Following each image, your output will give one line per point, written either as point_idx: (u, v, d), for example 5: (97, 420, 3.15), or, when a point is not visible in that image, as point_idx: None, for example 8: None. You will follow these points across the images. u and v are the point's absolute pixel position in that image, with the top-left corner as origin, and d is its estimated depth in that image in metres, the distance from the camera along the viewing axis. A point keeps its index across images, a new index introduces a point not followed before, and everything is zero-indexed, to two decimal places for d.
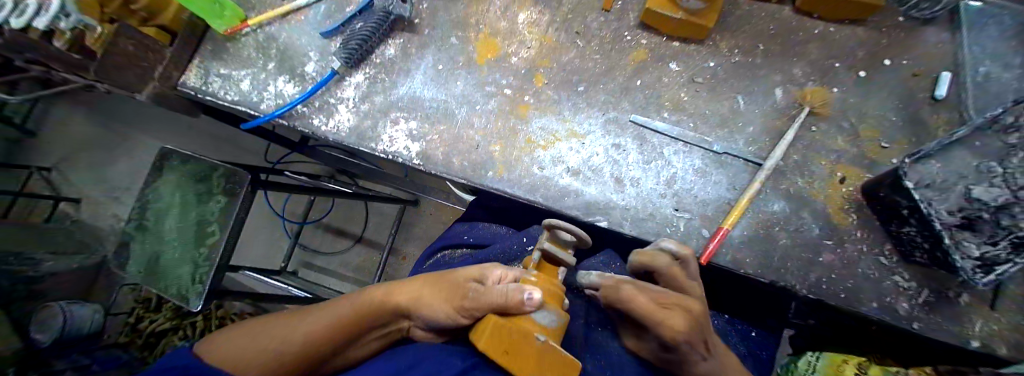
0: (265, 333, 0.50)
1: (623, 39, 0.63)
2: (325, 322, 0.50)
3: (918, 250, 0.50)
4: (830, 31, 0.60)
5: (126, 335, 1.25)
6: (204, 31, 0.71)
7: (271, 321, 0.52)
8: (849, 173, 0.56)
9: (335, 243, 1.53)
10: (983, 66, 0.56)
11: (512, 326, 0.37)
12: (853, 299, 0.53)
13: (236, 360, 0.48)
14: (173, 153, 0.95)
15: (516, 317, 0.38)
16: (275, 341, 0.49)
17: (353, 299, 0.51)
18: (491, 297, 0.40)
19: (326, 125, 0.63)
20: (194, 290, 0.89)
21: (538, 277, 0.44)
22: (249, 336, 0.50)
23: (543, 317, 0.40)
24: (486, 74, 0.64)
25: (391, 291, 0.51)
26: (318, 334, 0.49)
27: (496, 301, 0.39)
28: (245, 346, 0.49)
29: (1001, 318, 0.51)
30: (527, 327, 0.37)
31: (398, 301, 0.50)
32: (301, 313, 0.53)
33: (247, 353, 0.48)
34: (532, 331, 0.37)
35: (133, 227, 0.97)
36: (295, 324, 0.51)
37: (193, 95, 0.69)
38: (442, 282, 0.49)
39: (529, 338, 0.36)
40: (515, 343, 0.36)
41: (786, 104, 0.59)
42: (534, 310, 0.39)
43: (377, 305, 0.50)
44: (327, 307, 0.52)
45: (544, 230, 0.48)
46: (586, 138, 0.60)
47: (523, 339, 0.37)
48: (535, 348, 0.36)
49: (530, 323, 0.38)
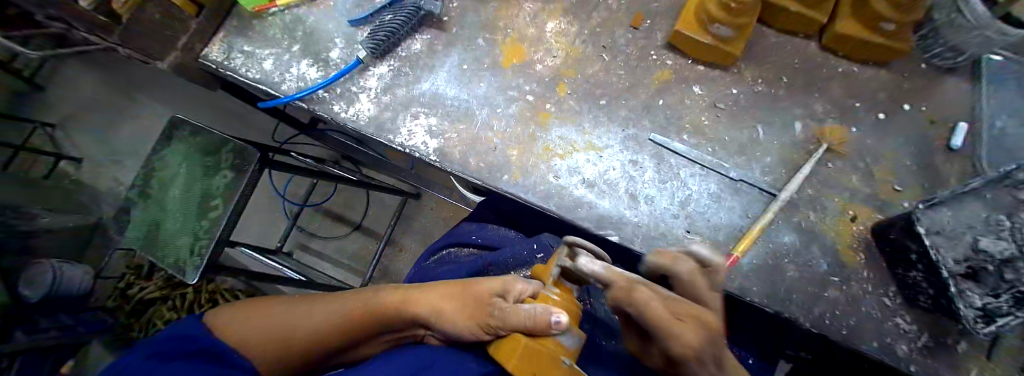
0: (279, 313, 0.50)
1: (648, 57, 0.63)
2: (338, 318, 0.49)
3: (922, 294, 0.51)
4: (854, 69, 0.61)
5: (115, 300, 1.23)
6: (232, 7, 0.71)
7: (287, 300, 0.52)
8: (861, 212, 0.57)
9: (334, 228, 1.53)
10: (1000, 121, 0.57)
11: (540, 350, 0.38)
12: (855, 337, 0.53)
13: (248, 336, 0.48)
14: (185, 123, 0.95)
15: (543, 338, 0.39)
16: (286, 326, 0.49)
17: (369, 298, 0.50)
18: (518, 313, 0.40)
19: (346, 113, 0.63)
20: (191, 262, 0.88)
21: (559, 295, 0.44)
22: (263, 312, 0.50)
23: (568, 340, 0.40)
24: (510, 79, 0.64)
25: (409, 298, 0.50)
26: (329, 329, 0.49)
27: (519, 322, 0.39)
28: (254, 326, 0.49)
29: (997, 370, 0.51)
30: (554, 351, 0.38)
31: (414, 311, 0.49)
32: (317, 298, 0.52)
33: (258, 331, 0.49)
34: (559, 356, 0.38)
35: (136, 193, 0.97)
36: (305, 313, 0.50)
37: (215, 68, 0.69)
38: (463, 296, 0.48)
39: (555, 362, 0.38)
40: (542, 367, 0.38)
41: (804, 138, 0.59)
42: (560, 333, 0.39)
43: (393, 310, 0.49)
44: (339, 300, 0.51)
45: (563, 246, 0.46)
46: (604, 151, 0.60)
47: (549, 363, 0.38)
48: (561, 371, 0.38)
49: (557, 346, 0.39)
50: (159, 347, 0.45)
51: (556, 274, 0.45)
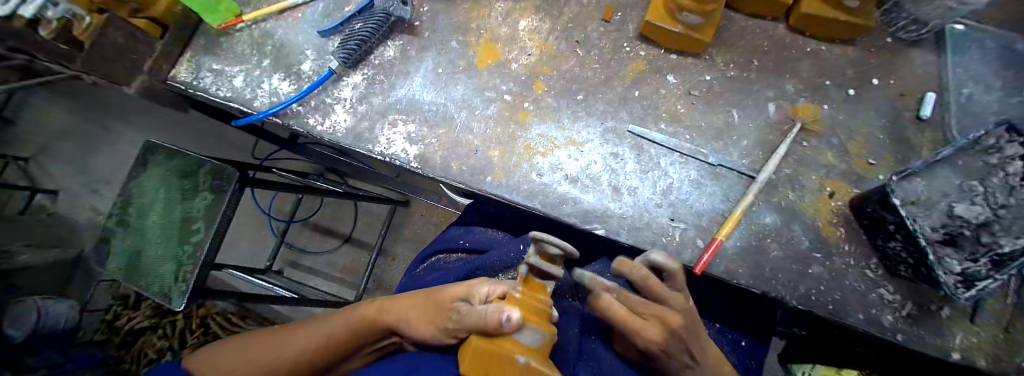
0: (261, 347, 0.50)
1: (622, 50, 0.64)
2: (314, 341, 0.49)
3: (902, 264, 0.52)
4: (821, 48, 0.62)
5: (102, 333, 1.21)
6: (196, 25, 0.69)
7: (269, 332, 0.52)
8: (838, 188, 0.58)
9: (323, 242, 1.51)
10: (966, 89, 0.59)
11: (490, 350, 0.35)
12: (841, 311, 0.54)
13: (231, 372, 0.48)
14: (160, 147, 0.93)
15: (497, 338, 0.36)
16: (267, 358, 0.48)
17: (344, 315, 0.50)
18: (473, 313, 0.39)
19: (322, 125, 0.62)
20: (176, 288, 0.86)
21: (523, 293, 0.41)
22: (246, 347, 0.50)
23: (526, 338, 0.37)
24: (486, 79, 0.64)
25: (382, 308, 0.50)
26: (307, 354, 0.48)
27: (473, 322, 0.38)
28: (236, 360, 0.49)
29: (980, 331, 0.53)
30: (505, 348, 0.35)
31: (387, 320, 0.49)
32: (295, 326, 0.52)
33: (241, 367, 0.48)
34: (512, 353, 0.34)
35: (114, 222, 0.94)
36: (285, 339, 0.50)
37: (184, 89, 0.67)
38: (429, 300, 0.48)
39: (508, 360, 0.34)
40: (493, 365, 0.34)
41: (779, 119, 0.60)
42: (516, 330, 0.37)
43: (368, 322, 0.49)
44: (319, 321, 0.51)
45: (531, 243, 0.45)
46: (585, 146, 0.60)
47: (501, 361, 0.34)
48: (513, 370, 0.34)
49: (509, 346, 0.35)
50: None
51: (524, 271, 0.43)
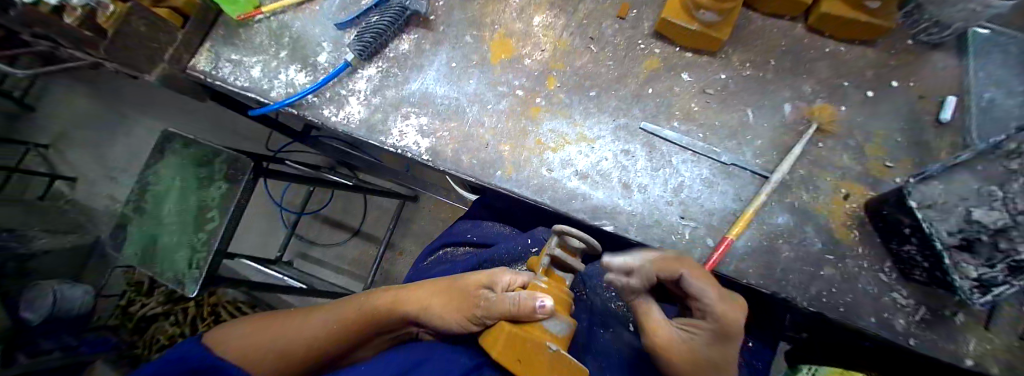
0: (282, 328, 0.51)
1: (636, 47, 0.63)
2: (333, 327, 0.49)
3: (918, 268, 0.51)
4: (840, 49, 0.61)
5: (116, 318, 1.22)
6: (216, 16, 0.71)
7: (288, 313, 0.53)
8: (854, 190, 0.57)
9: (332, 235, 1.52)
10: (989, 92, 0.57)
11: (524, 337, 0.36)
12: (852, 314, 0.53)
13: (250, 353, 0.49)
14: (177, 136, 0.94)
15: (527, 325, 0.38)
16: (286, 340, 0.49)
17: (361, 304, 0.50)
18: (501, 299, 0.40)
19: (336, 116, 0.63)
20: (189, 275, 0.88)
21: (548, 284, 0.43)
22: (264, 326, 0.51)
23: (554, 326, 0.38)
24: (500, 74, 0.64)
25: (402, 300, 0.50)
26: (327, 338, 0.49)
27: (501, 308, 0.39)
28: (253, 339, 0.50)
29: (996, 339, 0.52)
30: (537, 336, 0.36)
31: (405, 312, 0.49)
32: (313, 309, 0.52)
33: (261, 347, 0.50)
34: (544, 340, 0.36)
35: (131, 208, 0.96)
36: (303, 320, 0.51)
37: (203, 78, 0.69)
38: (448, 291, 0.48)
39: (539, 346, 0.36)
40: (526, 351, 0.36)
41: (794, 119, 0.59)
42: (546, 318, 0.38)
43: (386, 314, 0.49)
44: (336, 306, 0.52)
45: (554, 235, 0.45)
46: (596, 142, 0.60)
47: (534, 348, 0.36)
48: (542, 357, 0.35)
49: (540, 334, 0.37)
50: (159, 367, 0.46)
51: (547, 262, 0.45)
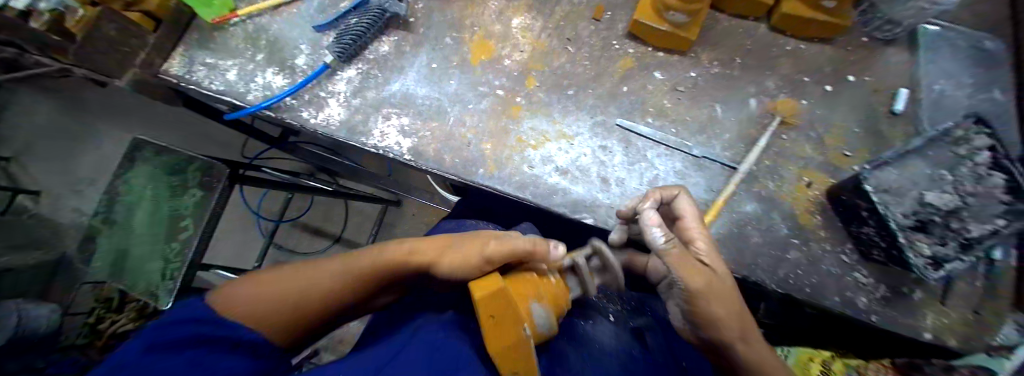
0: (278, 284, 0.48)
1: (612, 47, 0.66)
2: (345, 278, 0.48)
3: (875, 248, 0.54)
4: (800, 47, 0.65)
5: (85, 337, 1.08)
6: (190, 19, 0.70)
7: (277, 273, 0.49)
8: (816, 179, 0.60)
9: (314, 242, 1.49)
10: (937, 86, 0.62)
11: (511, 304, 0.38)
12: (818, 294, 0.56)
13: (250, 310, 0.45)
14: (150, 144, 0.92)
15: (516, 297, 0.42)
16: (292, 292, 0.47)
17: (371, 255, 0.49)
18: (510, 248, 0.45)
19: (315, 118, 0.63)
20: (164, 287, 0.86)
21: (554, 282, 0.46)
22: (256, 286, 0.47)
23: (533, 315, 0.42)
24: (480, 75, 0.65)
25: (415, 251, 0.49)
26: (337, 289, 0.48)
27: (503, 257, 0.44)
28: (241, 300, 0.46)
29: (950, 313, 0.56)
30: (519, 314, 0.38)
31: (420, 263, 0.49)
32: (314, 263, 0.50)
33: (257, 305, 0.45)
34: (523, 322, 0.38)
35: (100, 219, 0.93)
36: (307, 274, 0.49)
37: (177, 83, 0.67)
38: (463, 242, 0.48)
39: (517, 322, 0.38)
40: (504, 315, 0.37)
41: (759, 114, 0.63)
42: (534, 303, 0.43)
43: (400, 264, 0.49)
44: (343, 258, 0.51)
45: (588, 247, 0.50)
46: (575, 139, 0.62)
47: (511, 318, 0.38)
48: (514, 332, 0.38)
49: (519, 311, 0.39)
50: (151, 336, 0.40)
51: (566, 264, 0.49)
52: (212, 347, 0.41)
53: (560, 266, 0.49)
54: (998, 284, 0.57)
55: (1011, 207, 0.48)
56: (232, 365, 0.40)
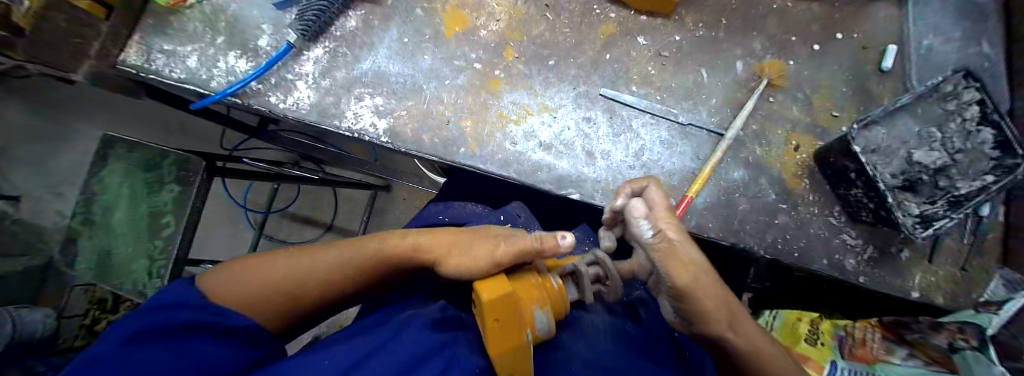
0: (274, 271, 0.46)
1: (592, 12, 0.62)
2: (344, 270, 0.47)
3: (864, 210, 0.54)
4: (787, 4, 0.62)
5: (83, 338, 1.05)
6: (143, 4, 0.65)
7: (272, 258, 0.47)
8: (804, 142, 0.59)
9: (304, 233, 1.47)
10: (926, 40, 0.60)
11: (518, 309, 0.35)
12: (806, 257, 0.56)
13: (246, 298, 0.44)
14: (119, 140, 0.88)
15: (525, 298, 0.37)
16: (289, 281, 0.45)
17: (373, 246, 0.48)
18: (520, 246, 0.39)
19: (284, 103, 0.60)
20: (152, 285, 0.84)
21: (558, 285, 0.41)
22: (251, 272, 0.46)
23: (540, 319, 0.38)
24: (455, 48, 0.62)
25: (419, 245, 0.48)
26: (337, 281, 0.47)
27: (511, 258, 0.39)
28: (239, 283, 0.45)
29: (937, 271, 0.56)
30: (525, 320, 0.36)
31: (422, 256, 0.48)
32: (313, 249, 0.48)
33: (253, 292, 0.44)
34: (524, 330, 0.36)
35: (77, 222, 0.89)
36: (306, 261, 0.47)
37: (135, 73, 0.63)
38: (469, 238, 0.46)
39: (519, 329, 0.35)
40: (510, 318, 0.35)
41: (746, 77, 0.60)
42: (541, 309, 0.38)
43: (402, 258, 0.48)
44: (344, 246, 0.49)
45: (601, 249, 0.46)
46: (557, 112, 0.60)
47: (517, 323, 0.35)
48: (516, 338, 0.35)
49: (524, 318, 0.36)
50: (144, 321, 0.40)
51: (567, 269, 0.45)
52: (204, 336, 0.41)
53: (560, 270, 0.45)
54: (986, 239, 0.57)
55: (998, 163, 0.48)
56: (223, 355, 0.41)
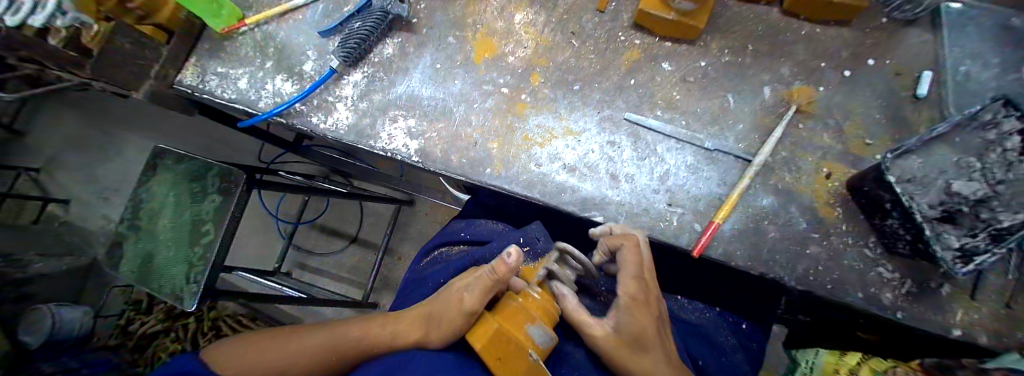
0: (274, 349, 0.51)
1: (617, 39, 0.64)
2: (332, 350, 0.50)
3: (900, 241, 0.52)
4: (816, 31, 0.62)
5: (116, 338, 1.16)
6: (201, 29, 0.71)
7: (268, 340, 0.52)
8: (835, 170, 0.58)
9: (330, 244, 1.52)
10: (963, 67, 0.59)
11: (509, 337, 0.41)
12: (839, 290, 0.55)
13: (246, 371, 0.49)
14: (168, 152, 0.94)
15: (515, 327, 0.42)
16: (283, 359, 0.50)
17: (358, 330, 0.51)
18: (484, 283, 0.46)
19: (325, 123, 0.64)
20: (188, 290, 0.87)
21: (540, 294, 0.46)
22: (247, 353, 0.50)
23: (539, 334, 0.42)
24: (484, 73, 0.65)
25: (396, 332, 0.50)
26: (324, 359, 0.50)
27: (479, 299, 0.45)
28: (244, 360, 0.50)
29: (982, 308, 0.53)
30: (523, 343, 0.40)
31: (405, 338, 0.49)
32: (309, 330, 0.53)
33: (257, 364, 0.49)
34: (527, 350, 0.40)
35: (127, 227, 0.95)
36: (301, 338, 0.51)
37: (191, 93, 0.69)
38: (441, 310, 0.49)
39: (522, 353, 0.40)
40: (508, 353, 0.40)
41: (774, 103, 0.61)
42: (531, 325, 0.42)
43: (382, 343, 0.50)
44: (337, 325, 0.53)
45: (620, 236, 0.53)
46: (582, 136, 0.61)
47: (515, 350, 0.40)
48: (525, 364, 0.39)
49: (522, 338, 0.41)
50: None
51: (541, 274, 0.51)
52: None
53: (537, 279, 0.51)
54: None
55: None
56: None
